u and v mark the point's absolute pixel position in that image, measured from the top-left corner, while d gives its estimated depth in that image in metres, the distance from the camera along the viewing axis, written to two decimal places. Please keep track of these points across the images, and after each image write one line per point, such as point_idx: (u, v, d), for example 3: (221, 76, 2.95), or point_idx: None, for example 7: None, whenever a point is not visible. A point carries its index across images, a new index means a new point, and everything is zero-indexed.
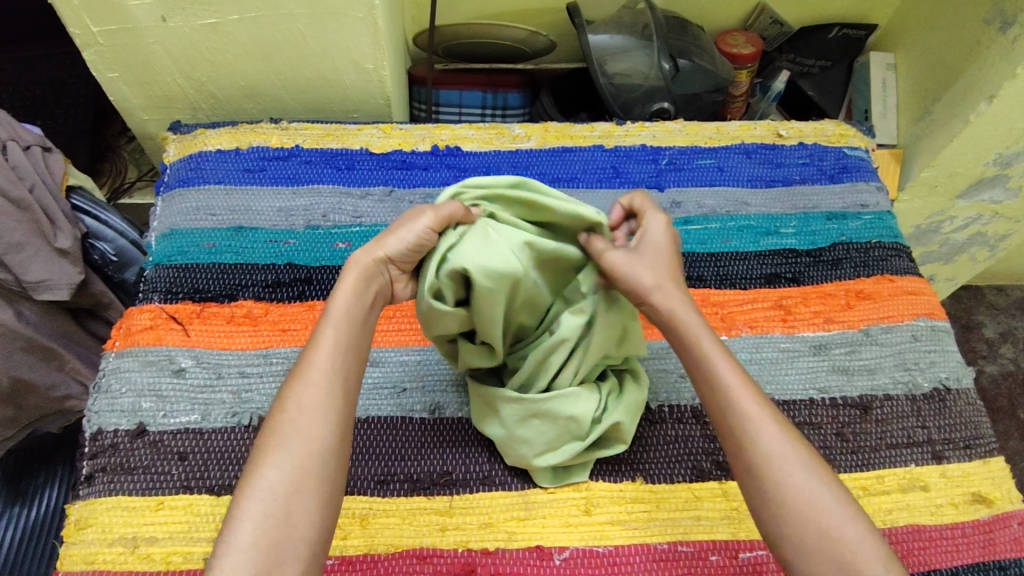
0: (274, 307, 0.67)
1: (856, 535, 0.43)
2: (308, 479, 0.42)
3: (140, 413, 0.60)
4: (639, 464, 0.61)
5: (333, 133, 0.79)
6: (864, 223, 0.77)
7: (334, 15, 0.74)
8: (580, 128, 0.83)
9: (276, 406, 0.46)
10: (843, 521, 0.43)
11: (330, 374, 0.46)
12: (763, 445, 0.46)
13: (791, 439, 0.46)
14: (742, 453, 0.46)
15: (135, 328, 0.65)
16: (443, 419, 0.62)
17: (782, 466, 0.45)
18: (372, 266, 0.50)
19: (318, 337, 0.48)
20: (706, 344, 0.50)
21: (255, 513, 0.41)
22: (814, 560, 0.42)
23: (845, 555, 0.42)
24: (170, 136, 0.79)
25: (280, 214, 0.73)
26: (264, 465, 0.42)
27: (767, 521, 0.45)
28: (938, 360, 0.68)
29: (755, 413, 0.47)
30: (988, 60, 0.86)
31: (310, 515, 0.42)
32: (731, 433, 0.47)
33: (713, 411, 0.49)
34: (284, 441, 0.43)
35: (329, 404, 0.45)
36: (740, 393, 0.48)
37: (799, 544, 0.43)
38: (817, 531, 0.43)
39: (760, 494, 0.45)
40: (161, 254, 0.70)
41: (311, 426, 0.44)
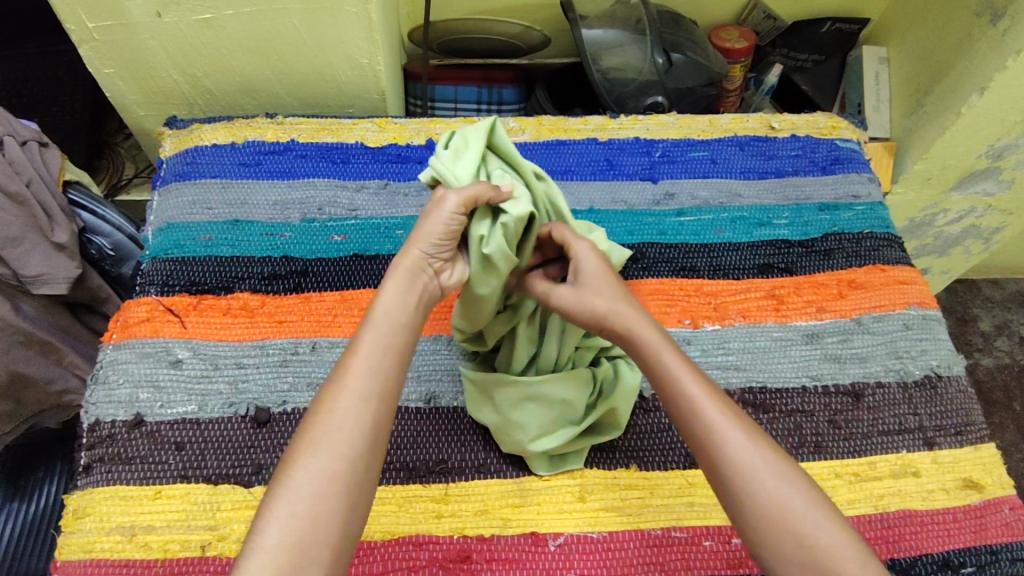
0: (270, 298, 0.67)
1: (831, 539, 0.42)
2: (337, 482, 0.41)
3: (140, 404, 0.61)
4: (633, 452, 0.61)
5: (328, 128, 0.80)
6: (856, 213, 0.78)
7: (328, 10, 0.74)
8: (574, 121, 0.84)
9: (311, 407, 0.45)
10: (818, 529, 0.43)
11: (370, 376, 0.45)
12: (733, 458, 0.45)
13: (761, 448, 0.46)
14: (715, 468, 0.46)
15: (132, 320, 0.65)
16: (438, 408, 0.62)
17: (755, 476, 0.44)
18: (419, 259, 0.51)
19: (359, 338, 0.47)
20: (668, 360, 0.49)
21: (283, 515, 0.40)
22: (790, 567, 0.42)
23: (820, 561, 0.42)
24: (165, 131, 0.79)
25: (276, 208, 0.73)
26: (295, 465, 0.42)
27: (746, 534, 0.44)
28: (930, 348, 0.69)
29: (721, 424, 0.46)
30: (978, 52, 0.86)
31: (337, 521, 0.41)
32: (702, 448, 0.47)
33: (682, 426, 0.48)
34: (316, 441, 0.42)
35: (365, 407, 0.44)
36: (706, 406, 0.47)
37: (778, 554, 0.43)
38: (792, 540, 0.42)
39: (737, 508, 0.45)
40: (158, 247, 0.70)
41: (343, 428, 0.43)
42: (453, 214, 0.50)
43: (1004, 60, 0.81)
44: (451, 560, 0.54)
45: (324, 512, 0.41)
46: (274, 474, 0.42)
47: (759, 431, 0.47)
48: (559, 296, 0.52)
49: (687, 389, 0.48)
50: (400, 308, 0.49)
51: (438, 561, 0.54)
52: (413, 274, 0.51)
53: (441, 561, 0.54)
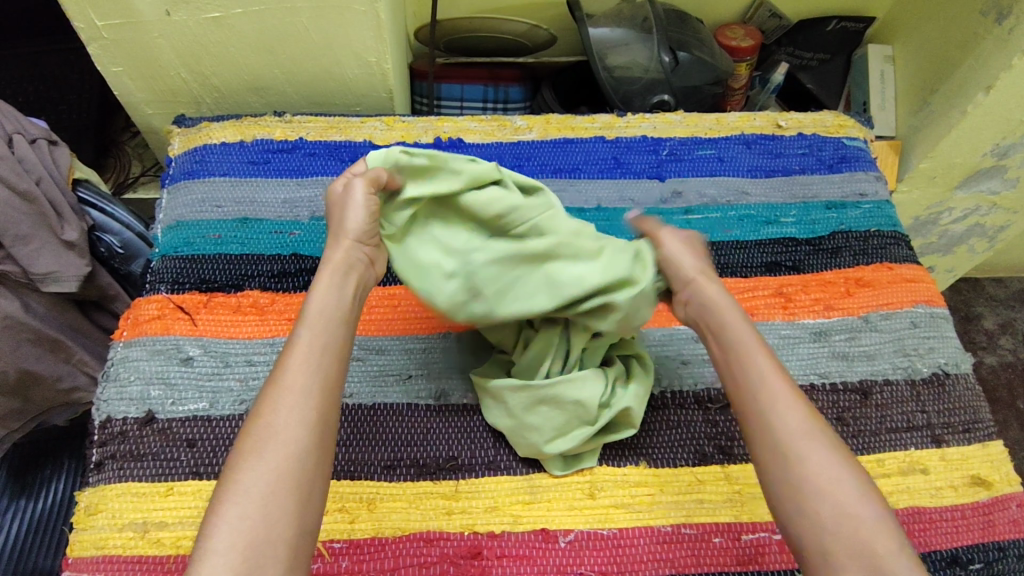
0: (280, 297, 0.67)
1: (871, 516, 0.42)
2: (286, 480, 0.42)
3: (148, 401, 0.61)
4: (643, 449, 0.61)
5: (336, 126, 0.80)
6: (863, 212, 0.78)
7: (337, 8, 0.74)
8: (581, 120, 0.84)
9: (253, 409, 0.45)
10: (861, 503, 0.42)
11: (308, 374, 0.46)
12: (787, 424, 0.46)
13: (813, 419, 0.46)
14: (765, 431, 0.46)
15: (142, 318, 0.65)
16: (449, 405, 0.63)
17: (806, 445, 0.45)
18: (346, 254, 0.53)
19: (294, 340, 0.47)
20: (738, 328, 0.51)
21: (232, 516, 0.40)
22: (827, 537, 0.42)
23: (859, 533, 0.41)
24: (174, 130, 0.80)
25: (285, 206, 0.73)
26: (242, 466, 0.42)
27: (784, 496, 0.44)
28: (937, 346, 0.69)
29: (780, 393, 0.47)
30: (985, 52, 0.87)
31: (291, 517, 0.41)
32: (756, 413, 0.47)
33: (737, 389, 0.49)
34: (261, 442, 0.42)
35: (307, 400, 0.44)
36: (767, 373, 0.48)
37: (815, 523, 0.42)
38: (836, 510, 0.42)
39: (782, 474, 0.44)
40: (168, 245, 0.70)
41: (287, 427, 0.43)
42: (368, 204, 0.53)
43: (1011, 59, 0.82)
44: (462, 557, 0.55)
45: (274, 510, 0.40)
46: (221, 477, 0.42)
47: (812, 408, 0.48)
48: (670, 242, 0.56)
49: (750, 353, 0.49)
50: (327, 305, 0.49)
51: (449, 557, 0.54)
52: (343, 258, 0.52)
53: (452, 557, 0.54)
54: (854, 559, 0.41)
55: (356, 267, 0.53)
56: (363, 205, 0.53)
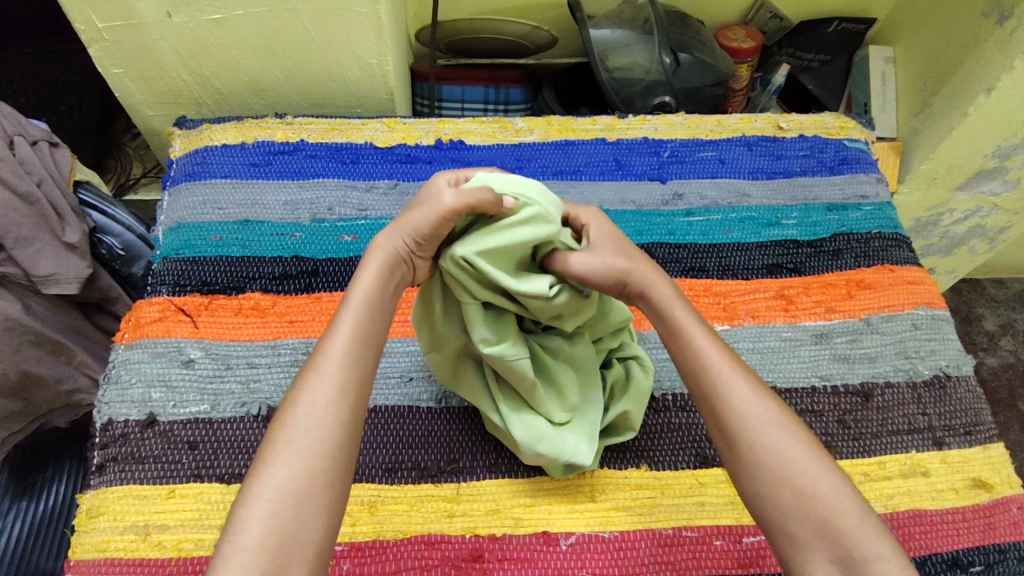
0: (281, 298, 0.67)
1: (831, 489, 0.44)
2: (318, 477, 0.42)
3: (150, 403, 0.61)
4: (644, 451, 0.61)
5: (337, 128, 0.80)
6: (865, 213, 0.78)
7: (339, 10, 0.75)
8: (582, 121, 0.84)
9: (286, 400, 0.45)
10: (819, 477, 0.45)
11: (346, 367, 0.46)
12: (737, 408, 0.48)
13: (761, 398, 0.48)
14: (717, 415, 0.48)
15: (144, 320, 0.65)
16: (449, 408, 0.62)
17: (758, 426, 0.47)
18: (395, 255, 0.51)
19: (336, 328, 0.48)
20: (681, 316, 0.52)
21: (263, 513, 0.40)
22: (789, 515, 0.44)
23: (820, 509, 0.44)
24: (175, 132, 0.80)
25: (286, 208, 0.73)
26: (271, 463, 0.42)
27: (744, 480, 0.47)
28: (939, 348, 0.69)
29: (728, 377, 0.49)
30: (986, 52, 0.88)
31: (320, 517, 0.41)
32: (707, 400, 0.49)
33: (688, 375, 0.51)
34: (294, 439, 0.43)
35: (340, 400, 0.45)
36: (713, 356, 0.50)
37: (775, 503, 0.45)
38: (794, 488, 0.45)
39: (742, 459, 0.47)
40: (169, 247, 0.70)
41: (322, 421, 0.44)
42: (442, 215, 0.50)
43: (1012, 60, 0.83)
44: (463, 559, 0.55)
45: (305, 508, 0.41)
46: (251, 470, 0.42)
47: (760, 383, 0.50)
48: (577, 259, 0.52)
49: (694, 338, 0.51)
50: (374, 298, 0.49)
51: (450, 560, 0.55)
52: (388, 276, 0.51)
53: (453, 560, 0.55)
54: (817, 534, 0.43)
55: (399, 268, 0.51)
56: (439, 213, 0.50)
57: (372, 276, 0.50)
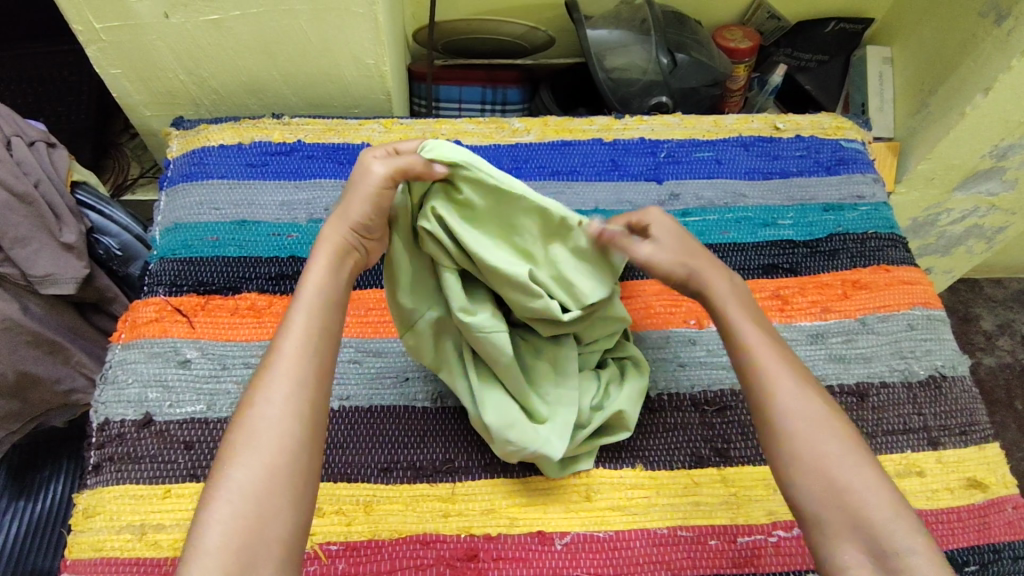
0: (278, 299, 0.67)
1: (866, 484, 0.46)
2: (279, 475, 0.42)
3: (146, 403, 0.61)
4: (639, 451, 0.61)
5: (334, 128, 0.80)
6: (861, 214, 0.78)
7: (336, 11, 0.75)
8: (579, 122, 0.84)
9: (244, 400, 0.45)
10: (854, 471, 0.46)
11: (301, 363, 0.46)
12: (780, 399, 0.50)
13: (809, 394, 0.50)
14: (761, 405, 0.50)
15: (140, 320, 0.65)
16: (446, 408, 0.62)
17: (800, 418, 0.49)
18: (344, 241, 0.51)
19: (289, 325, 0.47)
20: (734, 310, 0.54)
21: (224, 515, 0.40)
22: (822, 504, 0.46)
23: (853, 501, 0.45)
24: (173, 132, 0.80)
25: (283, 208, 0.73)
26: (233, 463, 0.42)
27: (781, 468, 0.48)
28: (934, 348, 0.69)
29: (774, 371, 0.51)
30: (984, 52, 0.88)
31: (284, 515, 0.41)
32: (753, 390, 0.51)
33: (738, 367, 0.53)
34: (252, 439, 0.43)
35: (297, 397, 0.45)
36: (762, 352, 0.52)
37: (810, 491, 0.46)
38: (829, 478, 0.46)
39: (781, 448, 0.48)
40: (166, 248, 0.71)
41: (281, 420, 0.44)
42: (377, 188, 0.50)
43: (1010, 60, 0.83)
44: (458, 559, 0.55)
45: (269, 506, 0.41)
46: (213, 471, 0.43)
47: (808, 379, 0.51)
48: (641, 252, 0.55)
49: (743, 333, 0.53)
50: (327, 290, 0.49)
51: (445, 559, 0.55)
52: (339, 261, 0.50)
53: (448, 559, 0.55)
54: (846, 523, 0.45)
55: (348, 254, 0.51)
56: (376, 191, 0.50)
57: (322, 266, 0.50)
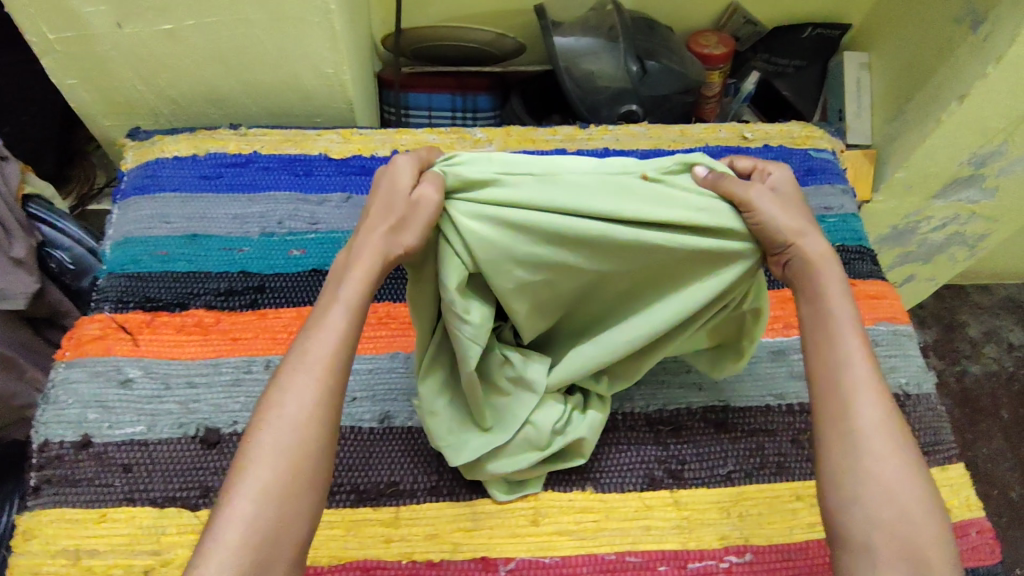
0: (226, 316, 0.66)
1: (931, 521, 0.43)
2: (303, 475, 0.42)
3: (86, 424, 0.60)
4: (590, 473, 0.60)
5: (292, 139, 0.79)
6: (828, 226, 0.77)
7: (291, 20, 0.74)
8: (543, 131, 0.82)
9: (268, 393, 0.44)
10: (922, 506, 0.43)
11: (330, 367, 0.45)
12: (861, 414, 0.46)
13: (891, 418, 0.46)
14: (843, 415, 0.46)
15: (85, 338, 0.64)
16: (392, 428, 0.61)
17: (879, 438, 0.45)
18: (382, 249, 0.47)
19: (322, 323, 0.46)
20: (836, 308, 0.49)
21: (245, 512, 0.40)
22: (883, 531, 0.42)
23: (918, 535, 0.42)
24: (128, 143, 0.79)
25: (234, 221, 0.72)
26: (254, 461, 0.41)
27: (846, 483, 0.44)
28: (899, 365, 0.68)
29: (862, 383, 0.47)
30: (960, 58, 0.86)
31: (304, 514, 0.41)
32: (836, 396, 0.47)
33: (819, 367, 0.48)
34: (279, 438, 0.42)
35: (324, 399, 0.44)
36: (855, 362, 0.47)
37: (871, 514, 0.43)
38: (896, 506, 0.43)
39: (850, 461, 0.44)
40: (114, 263, 0.69)
41: (305, 418, 0.43)
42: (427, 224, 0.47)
43: (985, 66, 0.81)
44: None
45: (285, 506, 0.41)
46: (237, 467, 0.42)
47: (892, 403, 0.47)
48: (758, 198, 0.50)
49: (844, 342, 0.48)
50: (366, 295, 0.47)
51: None
52: (379, 270, 0.47)
53: None
54: (903, 556, 0.41)
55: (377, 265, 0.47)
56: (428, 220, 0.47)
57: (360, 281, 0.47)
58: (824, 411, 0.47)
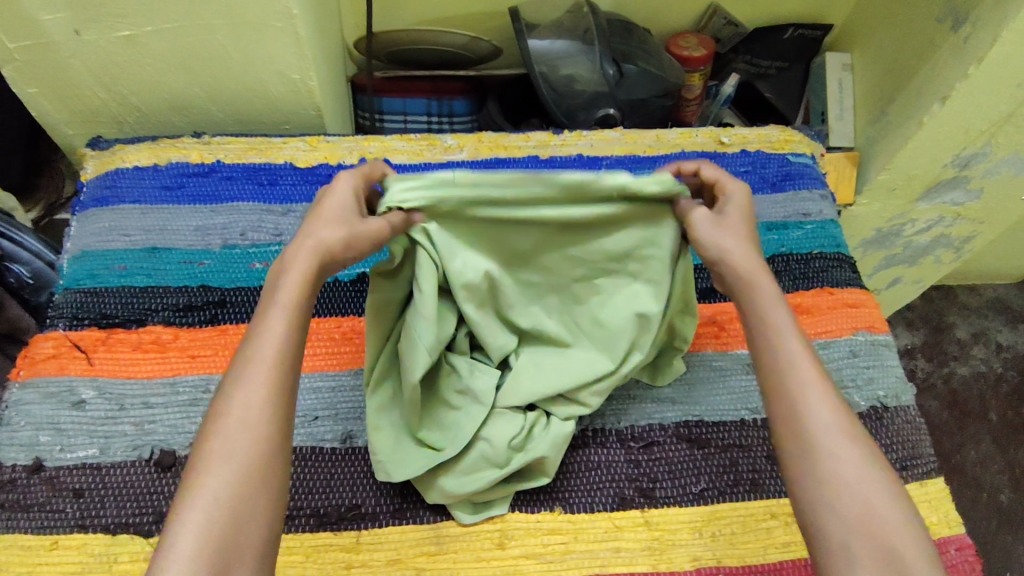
0: (184, 332, 0.64)
1: (896, 514, 0.42)
2: (256, 482, 0.41)
3: (39, 448, 0.57)
4: (559, 493, 0.58)
5: (257, 147, 0.77)
6: (806, 233, 0.75)
7: (253, 25, 0.71)
8: (515, 138, 0.81)
9: (215, 403, 0.43)
10: (886, 500, 0.42)
11: (274, 369, 0.43)
12: (814, 416, 0.45)
13: (844, 415, 0.45)
14: (795, 420, 0.45)
15: (38, 357, 0.62)
16: (354, 449, 0.59)
17: (832, 438, 0.44)
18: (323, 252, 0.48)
19: (264, 325, 0.45)
20: (775, 312, 0.48)
21: (197, 525, 0.39)
22: (851, 534, 0.41)
23: (884, 533, 0.41)
24: (88, 153, 0.76)
25: (196, 234, 0.70)
26: (205, 474, 0.40)
27: (809, 489, 0.43)
28: (878, 376, 0.66)
29: (810, 384, 0.46)
30: (941, 59, 0.85)
31: (262, 520, 0.40)
32: (785, 402, 0.46)
33: (767, 375, 0.47)
34: (228, 448, 0.41)
35: (272, 403, 0.43)
36: (800, 364, 0.46)
37: (838, 517, 0.42)
38: (858, 505, 0.42)
39: (809, 466, 0.43)
40: (71, 277, 0.67)
41: (254, 423, 0.42)
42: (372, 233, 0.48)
43: (966, 69, 0.80)
44: None
45: (241, 515, 0.40)
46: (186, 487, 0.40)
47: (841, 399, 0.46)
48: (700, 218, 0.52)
49: (784, 344, 0.47)
50: (308, 293, 0.47)
51: None
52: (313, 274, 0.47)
53: None
54: (874, 558, 0.40)
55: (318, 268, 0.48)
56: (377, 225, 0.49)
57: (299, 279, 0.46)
58: (776, 419, 0.46)
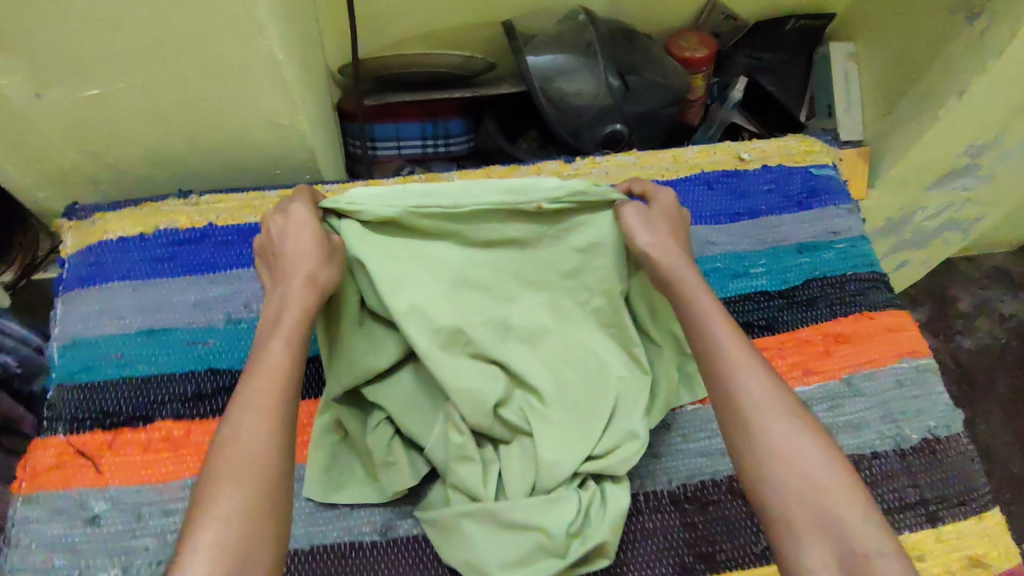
0: (196, 425, 0.59)
1: (833, 476, 0.43)
2: (261, 510, 0.41)
3: (54, 572, 0.53)
4: (617, 568, 0.55)
5: (251, 204, 0.71)
6: (838, 253, 0.72)
7: (235, 74, 0.65)
8: (525, 169, 0.76)
9: (216, 440, 0.44)
10: (824, 463, 0.44)
11: (276, 404, 0.45)
12: (747, 391, 0.46)
13: (776, 388, 0.47)
14: (729, 398, 0.47)
15: (40, 469, 0.57)
16: (397, 540, 0.56)
17: (764, 411, 0.46)
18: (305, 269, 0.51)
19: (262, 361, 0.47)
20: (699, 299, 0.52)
21: (208, 551, 0.39)
22: (792, 502, 0.43)
23: (824, 496, 0.42)
24: (62, 222, 0.69)
25: (196, 309, 0.65)
26: (216, 499, 0.41)
27: (751, 463, 0.45)
28: (926, 406, 0.64)
29: (739, 361, 0.48)
30: (955, 50, 0.81)
31: (270, 542, 0.41)
32: (717, 383, 0.48)
33: (702, 357, 0.50)
34: (234, 473, 0.42)
35: (275, 433, 0.44)
36: (729, 344, 0.49)
37: (778, 485, 0.44)
38: (795, 472, 0.43)
39: (745, 440, 0.45)
40: (65, 371, 0.61)
41: (256, 450, 0.43)
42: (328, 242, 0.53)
43: (983, 64, 0.77)
44: None
45: (250, 540, 0.40)
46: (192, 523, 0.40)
47: (772, 371, 0.48)
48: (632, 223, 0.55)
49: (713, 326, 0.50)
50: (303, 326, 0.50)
51: None
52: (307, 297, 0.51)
53: None
54: (816, 523, 0.42)
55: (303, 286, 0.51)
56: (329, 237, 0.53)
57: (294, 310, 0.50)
58: (716, 400, 0.48)
